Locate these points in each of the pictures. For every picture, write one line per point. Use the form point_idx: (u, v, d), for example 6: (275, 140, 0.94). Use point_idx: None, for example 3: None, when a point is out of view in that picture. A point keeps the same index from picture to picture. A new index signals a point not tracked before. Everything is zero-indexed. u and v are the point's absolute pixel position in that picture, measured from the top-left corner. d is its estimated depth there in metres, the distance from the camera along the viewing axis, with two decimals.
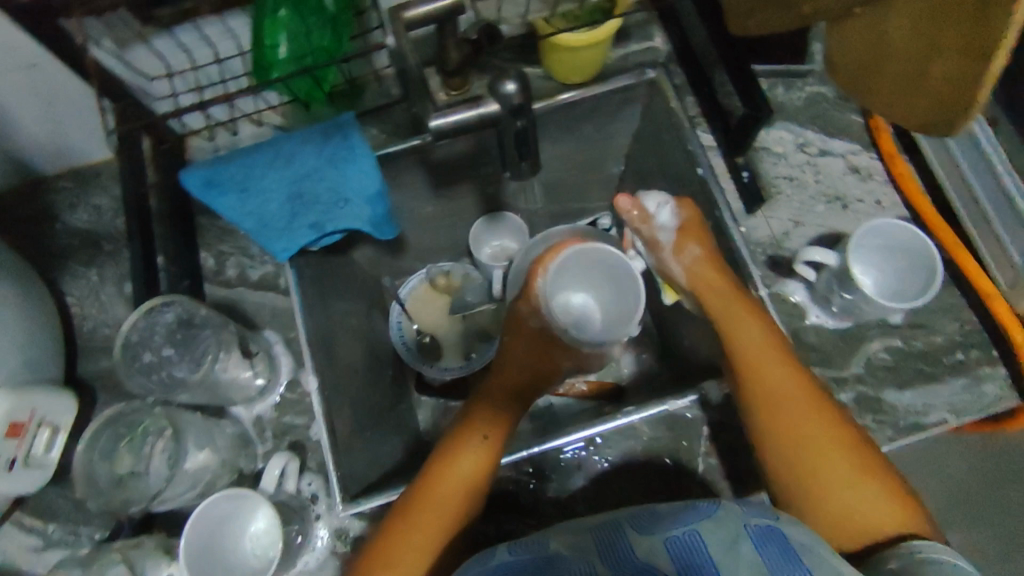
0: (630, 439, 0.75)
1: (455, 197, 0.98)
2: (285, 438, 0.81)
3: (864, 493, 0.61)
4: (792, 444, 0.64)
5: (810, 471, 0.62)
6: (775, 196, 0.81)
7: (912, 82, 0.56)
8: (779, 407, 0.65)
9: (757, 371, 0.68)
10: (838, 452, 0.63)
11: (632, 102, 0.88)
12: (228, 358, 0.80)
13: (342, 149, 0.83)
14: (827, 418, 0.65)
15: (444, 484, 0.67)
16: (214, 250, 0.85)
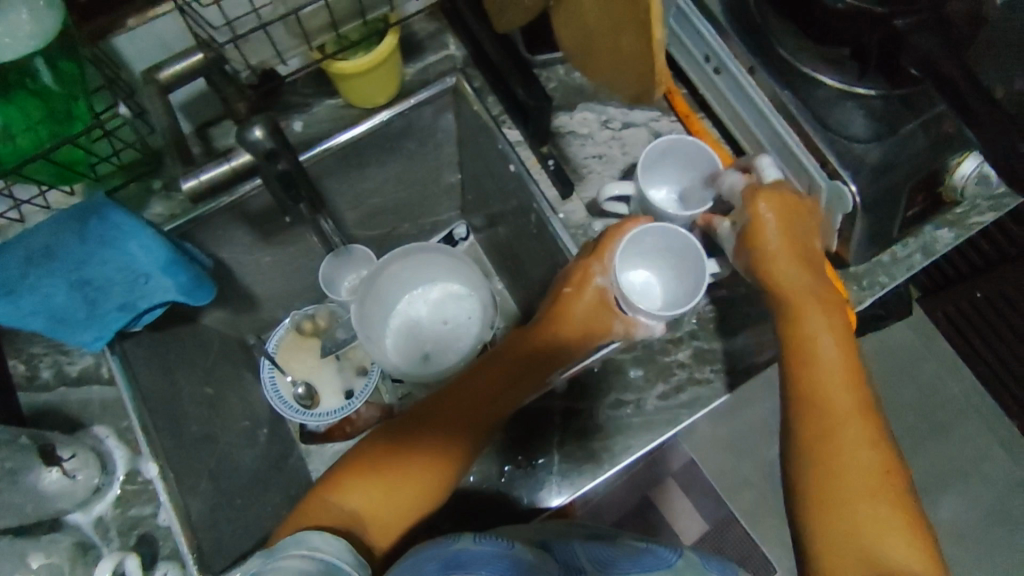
0: (533, 431, 0.72)
1: (295, 239, 0.95)
2: (134, 533, 0.68)
3: (867, 457, 0.62)
4: (817, 396, 0.64)
5: (834, 426, 0.63)
6: (587, 175, 0.82)
7: (612, 55, 0.59)
8: (812, 343, 0.65)
9: (809, 310, 0.66)
10: (856, 416, 0.63)
11: (441, 112, 0.90)
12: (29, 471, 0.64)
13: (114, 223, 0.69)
14: (843, 351, 0.65)
15: (420, 447, 0.68)
16: (26, 352, 0.75)
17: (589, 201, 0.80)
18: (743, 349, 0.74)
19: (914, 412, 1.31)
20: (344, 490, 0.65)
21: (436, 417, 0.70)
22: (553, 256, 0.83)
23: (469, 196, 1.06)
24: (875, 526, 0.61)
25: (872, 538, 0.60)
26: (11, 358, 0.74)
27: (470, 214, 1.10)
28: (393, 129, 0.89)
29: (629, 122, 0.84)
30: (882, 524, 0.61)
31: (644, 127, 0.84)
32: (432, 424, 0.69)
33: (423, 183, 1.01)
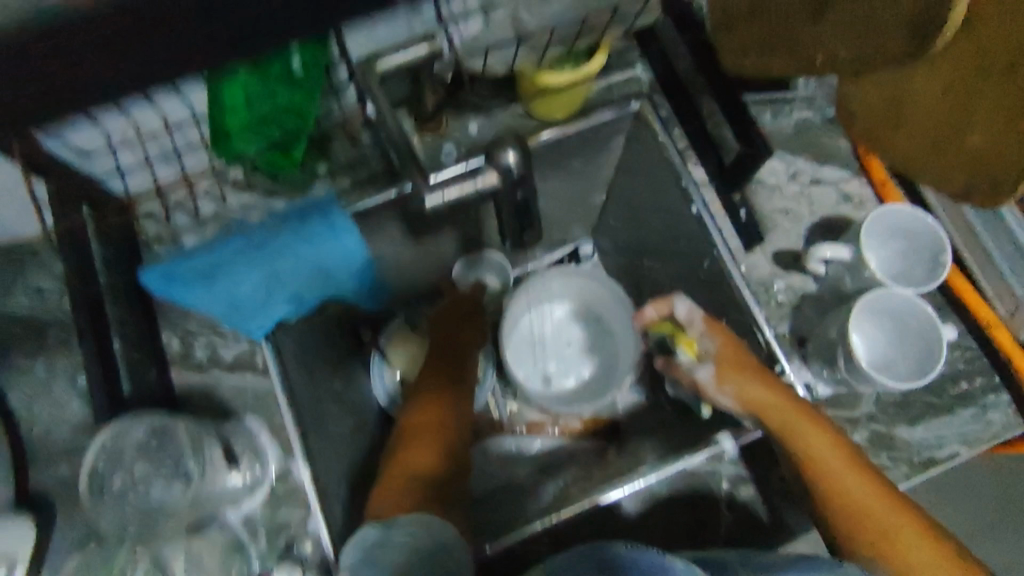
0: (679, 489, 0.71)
1: (438, 241, 0.91)
2: (282, 538, 0.65)
3: (904, 524, 0.63)
4: (837, 500, 0.64)
5: (864, 514, 0.63)
6: (773, 229, 0.78)
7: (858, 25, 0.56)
8: (813, 450, 0.66)
9: (796, 434, 0.67)
10: (871, 500, 0.64)
11: (617, 134, 0.85)
12: (211, 460, 0.66)
13: (324, 223, 0.68)
14: (826, 433, 0.67)
15: (422, 435, 0.72)
16: (182, 329, 0.72)
17: (775, 257, 0.77)
18: (923, 441, 0.71)
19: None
20: (383, 492, 0.65)
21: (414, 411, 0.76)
22: (722, 307, 0.79)
23: (609, 220, 1.00)
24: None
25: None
26: (166, 331, 0.72)
27: (601, 236, 1.05)
28: (566, 146, 0.83)
29: (818, 179, 0.80)
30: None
31: (832, 187, 0.80)
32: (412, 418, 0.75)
33: (571, 202, 0.97)
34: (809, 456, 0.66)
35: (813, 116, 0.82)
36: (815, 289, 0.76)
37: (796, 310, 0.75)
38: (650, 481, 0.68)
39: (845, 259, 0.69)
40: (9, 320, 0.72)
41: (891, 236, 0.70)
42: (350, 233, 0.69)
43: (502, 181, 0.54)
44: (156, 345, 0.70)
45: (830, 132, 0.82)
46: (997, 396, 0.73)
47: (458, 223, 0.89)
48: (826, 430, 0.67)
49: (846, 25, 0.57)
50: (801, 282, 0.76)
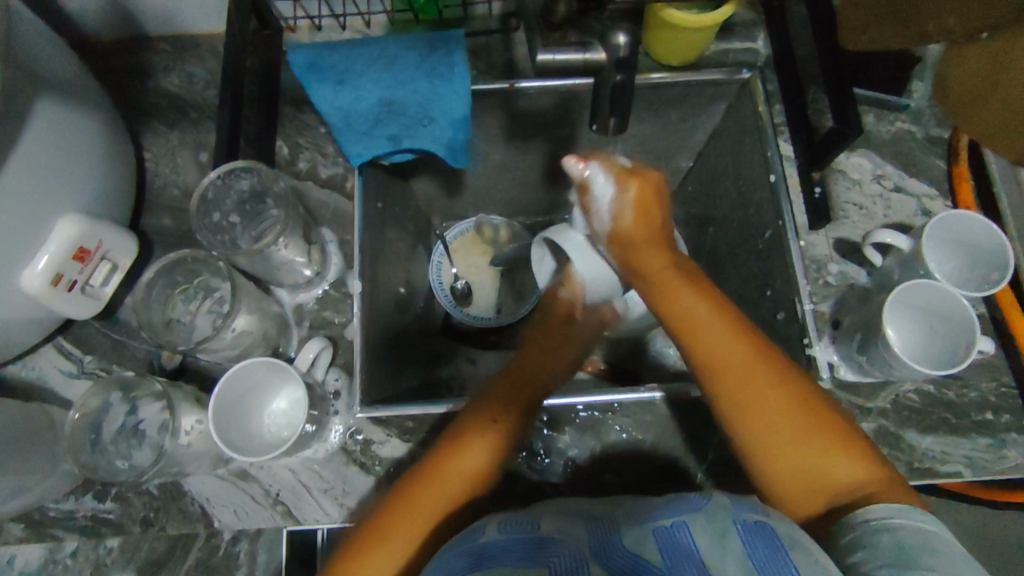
0: (647, 415, 0.73)
1: (527, 149, 0.97)
2: (320, 331, 0.74)
3: (773, 399, 0.56)
4: (694, 346, 0.58)
5: (739, 401, 0.57)
6: (840, 218, 0.80)
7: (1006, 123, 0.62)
8: (672, 300, 0.60)
9: (692, 337, 0.58)
10: (726, 346, 0.57)
11: (719, 98, 0.89)
12: (290, 237, 0.70)
13: (448, 61, 0.71)
14: (707, 296, 0.59)
15: (427, 496, 0.59)
16: (292, 140, 0.82)
17: (835, 244, 0.79)
18: (928, 452, 0.71)
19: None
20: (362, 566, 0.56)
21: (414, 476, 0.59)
22: (771, 277, 0.82)
23: (688, 187, 1.04)
24: (825, 461, 0.55)
25: (836, 473, 0.55)
26: (281, 139, 0.82)
27: (676, 205, 1.09)
28: (669, 93, 0.88)
29: (902, 187, 0.81)
30: (819, 444, 0.56)
31: (915, 199, 0.81)
32: (439, 462, 0.60)
33: (658, 157, 1.01)
34: (688, 320, 0.59)
35: (914, 130, 0.84)
36: (866, 281, 0.77)
37: (840, 296, 0.77)
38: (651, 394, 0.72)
39: (901, 249, 0.70)
40: (161, 93, 0.85)
41: (956, 244, 0.70)
42: (464, 79, 0.70)
43: (607, 59, 0.59)
44: (269, 146, 0.81)
45: (926, 148, 0.83)
46: (1020, 436, 0.71)
47: (550, 138, 0.96)
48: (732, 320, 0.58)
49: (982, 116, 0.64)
50: (854, 271, 0.77)
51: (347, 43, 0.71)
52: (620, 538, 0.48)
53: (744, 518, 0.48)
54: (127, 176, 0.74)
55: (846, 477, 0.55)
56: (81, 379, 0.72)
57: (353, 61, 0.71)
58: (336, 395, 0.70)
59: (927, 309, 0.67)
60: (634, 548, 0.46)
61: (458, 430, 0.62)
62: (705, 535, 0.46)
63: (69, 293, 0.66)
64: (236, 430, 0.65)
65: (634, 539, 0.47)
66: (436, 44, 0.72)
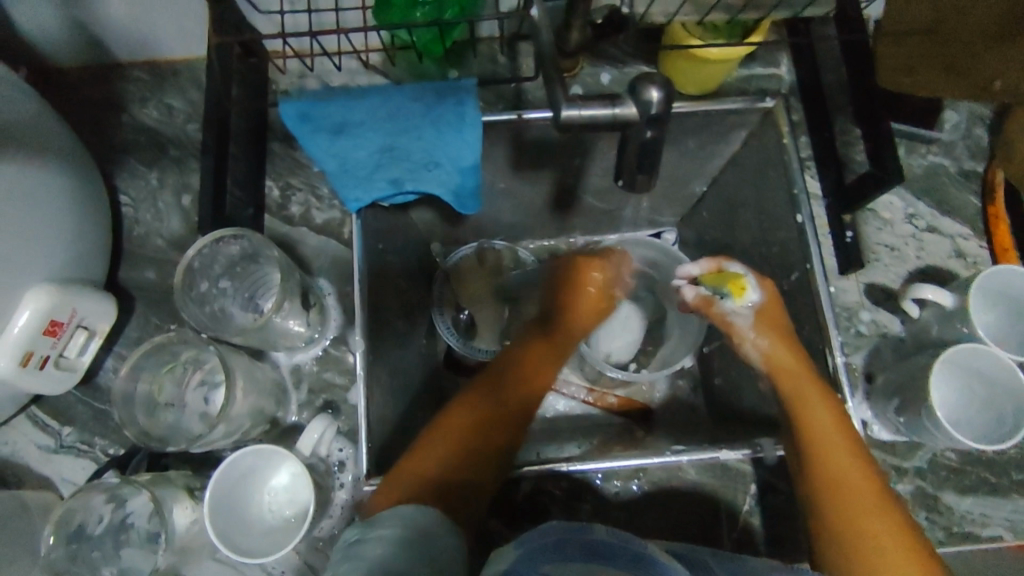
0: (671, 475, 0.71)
1: (534, 178, 0.91)
2: (321, 396, 0.68)
3: (886, 529, 0.60)
4: (820, 459, 0.63)
5: (831, 490, 0.62)
6: (872, 262, 0.75)
7: None
8: (806, 415, 0.65)
9: (822, 447, 0.64)
10: (832, 442, 0.64)
11: (741, 127, 0.83)
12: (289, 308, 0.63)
13: (457, 109, 0.62)
14: (832, 412, 0.65)
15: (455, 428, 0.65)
16: (284, 180, 0.75)
17: (867, 289, 0.74)
18: (968, 514, 0.67)
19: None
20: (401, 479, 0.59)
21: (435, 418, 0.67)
22: (796, 322, 0.78)
23: (702, 213, 0.99)
24: None
25: None
26: (270, 180, 0.76)
27: (688, 228, 1.05)
28: (688, 122, 0.82)
29: (935, 227, 0.77)
30: None
31: (949, 239, 0.77)
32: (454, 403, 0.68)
33: (671, 184, 0.96)
34: (802, 416, 0.65)
35: (948, 164, 0.79)
36: (900, 331, 0.72)
37: (872, 347, 0.72)
38: (679, 460, 0.69)
39: (944, 305, 0.66)
40: (138, 128, 0.78)
41: (998, 298, 0.66)
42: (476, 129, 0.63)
43: (638, 117, 0.53)
44: (259, 189, 0.74)
45: (960, 183, 0.78)
46: None
47: (558, 167, 0.90)
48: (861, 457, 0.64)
49: None
50: (886, 320, 0.73)
51: (344, 90, 0.62)
52: None
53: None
54: (103, 230, 0.67)
55: None
56: (60, 454, 0.66)
57: (349, 111, 0.62)
58: (341, 467, 0.65)
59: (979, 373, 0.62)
60: None
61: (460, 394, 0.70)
62: None
63: (43, 370, 0.60)
64: (237, 523, 0.59)
65: None
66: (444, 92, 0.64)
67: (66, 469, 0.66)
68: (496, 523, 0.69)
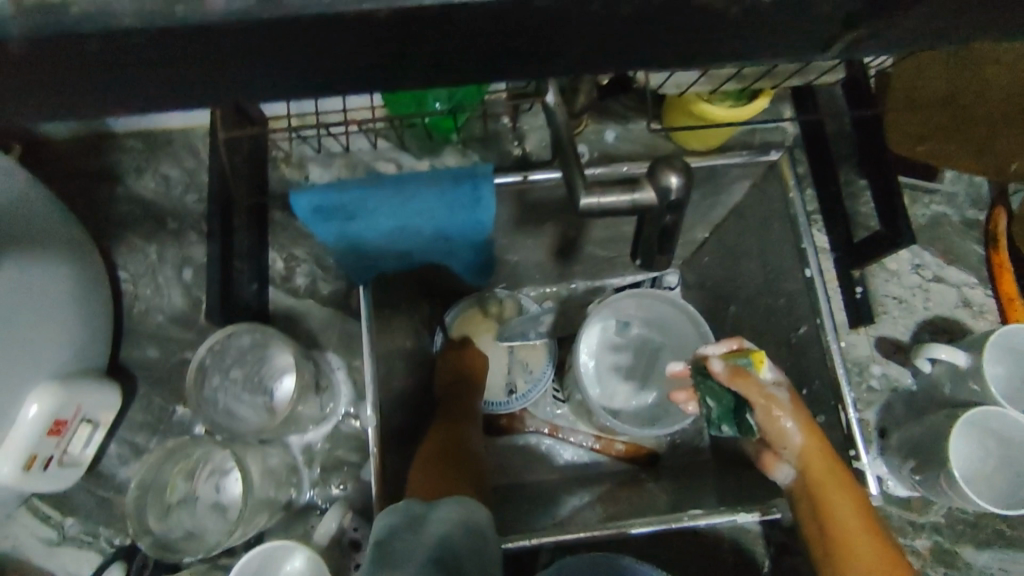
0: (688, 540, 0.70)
1: (538, 232, 0.91)
2: (334, 475, 0.67)
3: None
4: (844, 550, 0.63)
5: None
6: (880, 314, 0.76)
7: None
8: (833, 511, 0.64)
9: (843, 541, 0.63)
10: (855, 533, 0.63)
11: (744, 179, 0.83)
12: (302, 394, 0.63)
13: (472, 192, 0.60)
14: (857, 504, 0.64)
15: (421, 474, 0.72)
16: (288, 252, 0.74)
17: (877, 343, 0.74)
18: (985, 568, 0.68)
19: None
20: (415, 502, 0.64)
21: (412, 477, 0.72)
22: (806, 375, 0.78)
23: (704, 256, 1.00)
24: None
25: None
26: (274, 251, 0.74)
27: (690, 271, 1.05)
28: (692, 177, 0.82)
29: (941, 276, 0.78)
30: None
31: (954, 288, 0.77)
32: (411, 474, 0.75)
33: None
34: (825, 507, 0.64)
35: (950, 213, 0.80)
36: (911, 384, 0.73)
37: (881, 402, 0.73)
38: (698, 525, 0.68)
39: (958, 365, 0.65)
40: (136, 201, 0.76)
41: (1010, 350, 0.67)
42: (490, 211, 0.61)
43: (657, 202, 0.52)
44: (263, 262, 0.73)
45: (963, 232, 0.79)
46: None
47: (562, 221, 0.89)
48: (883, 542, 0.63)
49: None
50: (897, 373, 0.73)
51: (357, 177, 0.60)
52: None
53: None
54: (106, 314, 0.66)
55: None
56: (64, 546, 0.64)
57: (359, 197, 0.60)
58: (358, 549, 0.64)
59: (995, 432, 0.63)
60: None
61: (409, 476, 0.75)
62: None
63: (46, 470, 0.59)
64: None
65: None
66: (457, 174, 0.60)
67: (71, 563, 0.64)
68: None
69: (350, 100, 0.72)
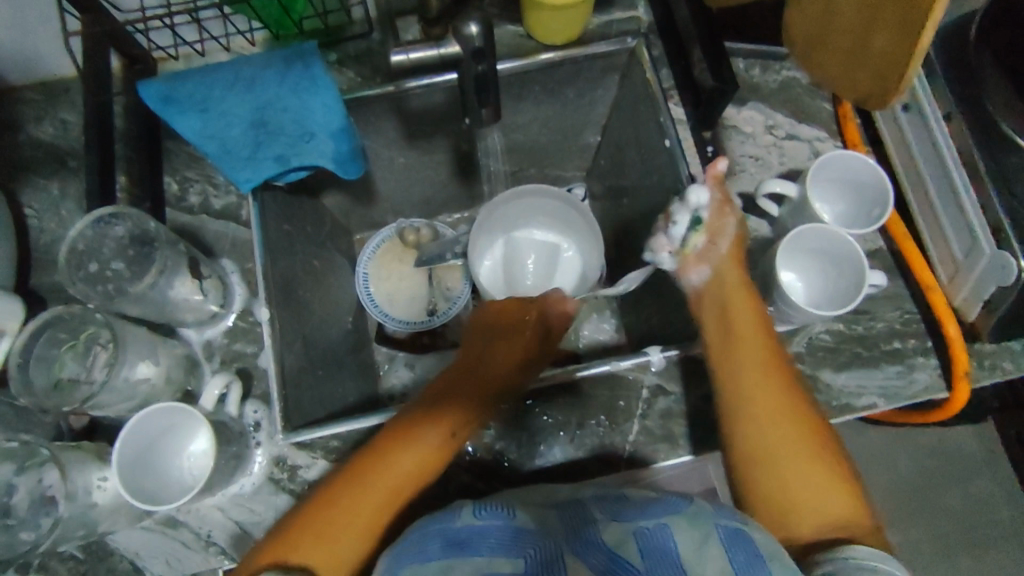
0: (569, 396, 0.72)
1: (431, 148, 0.96)
2: (233, 365, 0.72)
3: (797, 456, 0.59)
4: (739, 384, 0.63)
5: (772, 439, 0.60)
6: (737, 173, 0.81)
7: (856, 53, 0.58)
8: (740, 356, 0.64)
9: (747, 369, 0.64)
10: (766, 377, 0.63)
11: (611, 71, 0.88)
12: (176, 277, 0.70)
13: (308, 74, 0.71)
14: (763, 353, 0.64)
15: (386, 475, 0.58)
16: (179, 174, 0.79)
17: (736, 199, 0.80)
18: (844, 388, 0.71)
19: (960, 526, 1.16)
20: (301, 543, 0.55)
21: (380, 439, 0.60)
22: None
23: (600, 161, 1.05)
24: (810, 492, 0.58)
25: (821, 509, 0.57)
26: (167, 175, 0.79)
27: (593, 180, 1.09)
28: (559, 72, 0.87)
29: (794, 134, 0.83)
30: (817, 485, 0.58)
31: (807, 144, 0.82)
32: (368, 458, 0.59)
33: (565, 137, 1.01)
34: (740, 346, 0.65)
35: (800, 77, 0.85)
36: (768, 233, 0.78)
37: (740, 251, 0.78)
38: (571, 375, 0.72)
39: (791, 196, 0.72)
40: (35, 144, 0.81)
41: (843, 184, 0.74)
42: (330, 89, 0.70)
43: (464, 52, 0.59)
44: (155, 184, 0.78)
45: (812, 93, 0.84)
46: (926, 358, 0.72)
47: (451, 134, 0.94)
48: (781, 380, 0.63)
49: (833, 58, 0.61)
50: (756, 224, 0.78)
51: (200, 70, 0.71)
52: (599, 534, 0.49)
53: (727, 525, 0.50)
54: (4, 235, 0.71)
55: (830, 510, 0.57)
56: None
57: (209, 91, 0.71)
58: (256, 427, 0.69)
59: (826, 253, 0.70)
60: (613, 545, 0.47)
61: (401, 423, 0.62)
62: (685, 537, 0.48)
63: None
64: (152, 480, 0.64)
65: (614, 538, 0.48)
66: (291, 60, 0.72)
67: None
68: None
69: (207, 15, 0.80)
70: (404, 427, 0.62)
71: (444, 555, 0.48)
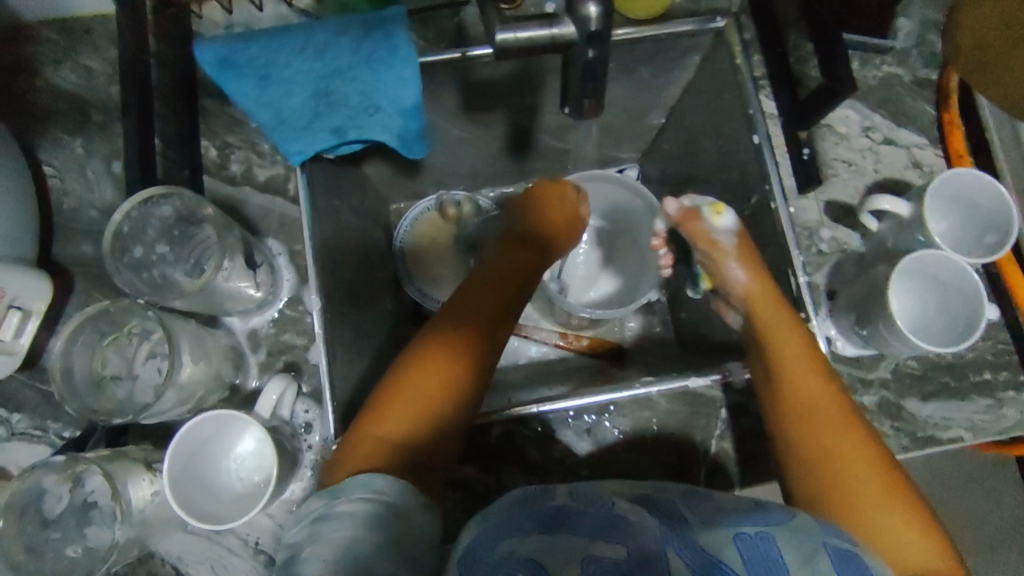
0: (645, 411, 0.67)
1: (487, 121, 0.87)
2: (281, 359, 0.66)
3: (872, 478, 0.55)
4: (794, 397, 0.61)
5: (843, 464, 0.55)
6: (830, 177, 0.75)
7: None
8: (791, 372, 0.62)
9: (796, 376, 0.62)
10: (821, 396, 0.60)
11: (694, 51, 0.80)
12: (231, 267, 0.64)
13: (387, 44, 0.61)
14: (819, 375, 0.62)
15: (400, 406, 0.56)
16: (220, 139, 0.70)
17: (826, 207, 0.74)
18: (931, 419, 0.67)
19: None
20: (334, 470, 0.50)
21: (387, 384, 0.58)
22: (760, 246, 0.76)
23: (662, 145, 0.97)
24: (884, 519, 0.53)
25: (904, 543, 0.51)
26: (206, 139, 0.71)
27: (650, 162, 1.02)
28: (639, 49, 0.78)
29: (892, 139, 0.76)
30: (897, 513, 0.53)
31: (905, 150, 0.76)
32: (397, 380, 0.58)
33: (629, 116, 0.93)
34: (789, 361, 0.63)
35: (903, 74, 0.78)
36: (859, 247, 0.73)
37: (829, 264, 0.72)
38: (647, 389, 0.64)
39: (901, 214, 0.67)
40: (56, 93, 0.72)
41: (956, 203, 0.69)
42: (410, 65, 0.61)
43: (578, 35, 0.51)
44: (193, 150, 0.70)
45: (916, 93, 0.77)
46: (1017, 393, 0.68)
47: (510, 106, 0.86)
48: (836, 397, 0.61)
49: None
50: (846, 236, 0.73)
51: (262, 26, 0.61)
52: (693, 534, 0.41)
53: (835, 544, 0.44)
54: (28, 203, 0.63)
55: (909, 544, 0.52)
56: (13, 442, 0.63)
57: (270, 50, 0.60)
58: (307, 429, 0.63)
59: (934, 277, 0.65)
60: (714, 548, 0.40)
61: (421, 349, 0.60)
62: (793, 547, 0.41)
63: None
64: (203, 490, 0.59)
65: (713, 538, 0.41)
66: (368, 23, 0.61)
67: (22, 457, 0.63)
68: (469, 468, 0.64)
69: None
70: (420, 352, 0.60)
71: (540, 532, 0.40)
